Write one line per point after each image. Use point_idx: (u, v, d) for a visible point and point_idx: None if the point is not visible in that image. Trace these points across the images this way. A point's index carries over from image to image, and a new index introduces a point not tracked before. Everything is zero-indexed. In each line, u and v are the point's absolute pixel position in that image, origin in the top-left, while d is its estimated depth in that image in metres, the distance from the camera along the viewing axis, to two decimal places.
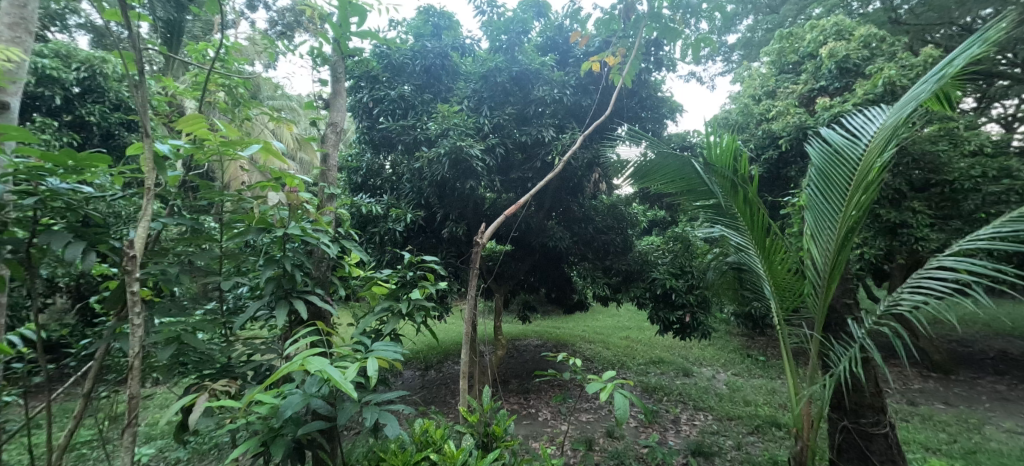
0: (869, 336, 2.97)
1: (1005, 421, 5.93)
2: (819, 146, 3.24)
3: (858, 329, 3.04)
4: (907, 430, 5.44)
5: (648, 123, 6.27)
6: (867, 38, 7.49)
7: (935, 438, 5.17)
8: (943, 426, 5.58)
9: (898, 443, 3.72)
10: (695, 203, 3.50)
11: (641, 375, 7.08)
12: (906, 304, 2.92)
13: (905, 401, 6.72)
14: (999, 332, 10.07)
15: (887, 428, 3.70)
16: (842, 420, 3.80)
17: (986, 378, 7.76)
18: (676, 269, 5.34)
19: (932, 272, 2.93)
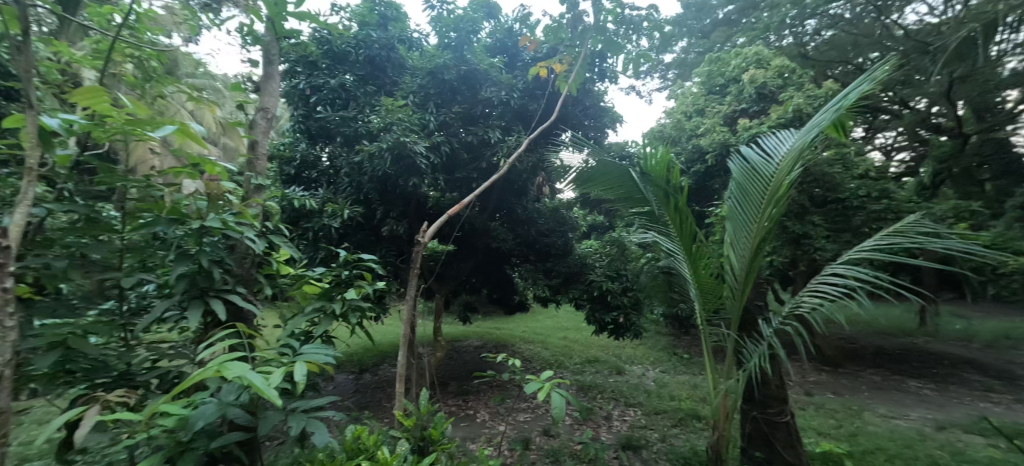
0: (776, 336, 3.23)
1: (881, 407, 6.71)
2: (739, 162, 3.48)
3: (767, 329, 3.30)
4: (805, 417, 5.98)
5: (591, 131, 6.44)
6: (781, 68, 8.36)
7: (827, 424, 5.72)
8: (833, 413, 6.21)
9: (799, 431, 4.04)
10: (632, 211, 3.59)
11: (576, 374, 7.24)
12: (807, 307, 3.22)
13: (804, 392, 7.42)
14: (878, 331, 11.36)
15: (790, 418, 4.01)
16: (752, 410, 4.11)
17: (870, 371, 8.68)
18: (612, 272, 5.54)
19: (827, 279, 3.25)
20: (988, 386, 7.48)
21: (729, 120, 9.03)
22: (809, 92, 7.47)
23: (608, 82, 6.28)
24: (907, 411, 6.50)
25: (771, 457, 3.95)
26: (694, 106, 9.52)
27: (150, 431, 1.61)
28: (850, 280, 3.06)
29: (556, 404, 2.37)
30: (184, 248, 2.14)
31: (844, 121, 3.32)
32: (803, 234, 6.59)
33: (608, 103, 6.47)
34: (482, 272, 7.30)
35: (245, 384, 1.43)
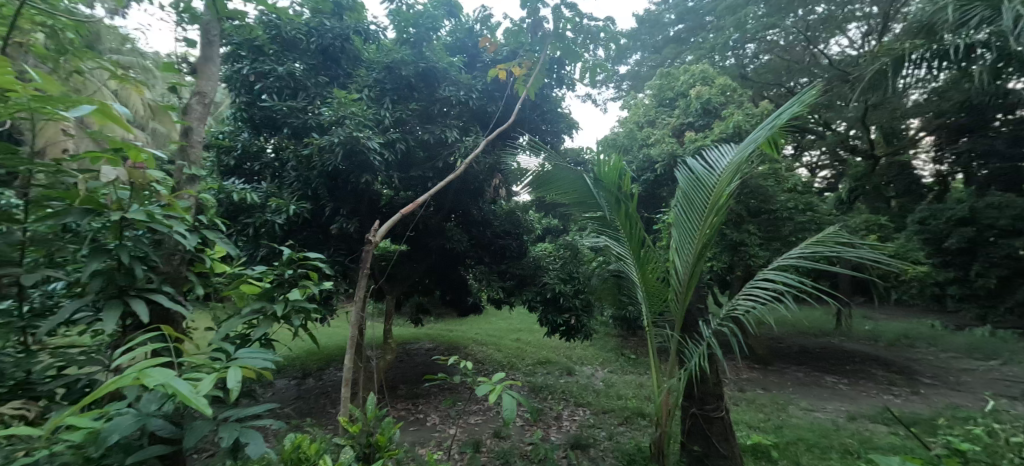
0: (714, 336, 3.39)
1: (804, 401, 7.22)
2: (684, 172, 3.63)
3: (707, 329, 3.46)
4: (737, 412, 6.32)
5: (548, 136, 6.53)
6: (724, 87, 9.04)
7: (756, 417, 6.07)
8: (760, 407, 6.62)
9: (733, 425, 4.23)
10: (585, 216, 3.63)
11: (528, 375, 7.28)
12: (742, 309, 3.40)
13: (737, 388, 7.87)
14: (800, 331, 12.22)
15: (725, 413, 4.19)
16: (691, 407, 4.27)
17: (795, 368, 9.33)
18: (565, 275, 5.58)
19: (760, 284, 3.46)
20: (892, 380, 8.26)
21: (678, 132, 9.38)
22: (748, 112, 8.26)
23: (566, 89, 6.39)
24: (825, 404, 7.05)
25: (707, 450, 4.14)
26: (646, 116, 9.83)
27: (51, 448, 1.43)
28: (780, 285, 3.27)
29: (507, 407, 2.33)
30: (101, 242, 1.94)
31: (778, 138, 3.56)
32: (739, 241, 7.36)
33: (565, 109, 6.57)
34: (436, 274, 7.16)
35: (169, 391, 1.31)
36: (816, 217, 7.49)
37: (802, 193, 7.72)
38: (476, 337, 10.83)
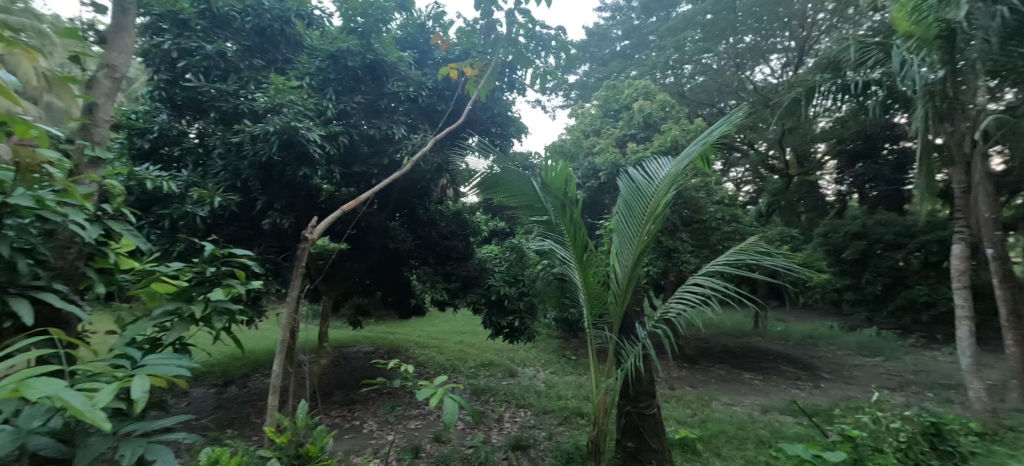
0: (649, 337, 3.52)
1: (725, 396, 7.72)
2: (625, 181, 3.75)
3: (642, 331, 3.58)
4: (667, 408, 6.62)
5: (496, 140, 6.51)
6: (664, 102, 9.57)
7: (685, 413, 6.38)
8: (687, 403, 7.00)
9: (663, 421, 4.40)
10: (531, 220, 3.62)
11: (471, 377, 7.22)
12: (674, 312, 3.56)
13: (668, 386, 8.29)
14: (724, 332, 13.02)
15: (657, 409, 4.36)
16: (626, 405, 4.39)
17: (719, 366, 9.97)
18: (510, 277, 5.50)
19: (690, 289, 3.64)
20: (799, 375, 9.06)
21: (621, 142, 9.76)
22: (684, 128, 8.90)
23: (516, 93, 6.42)
24: (743, 399, 7.59)
25: (640, 446, 4.26)
26: (592, 126, 10.11)
27: None
28: (707, 291, 3.46)
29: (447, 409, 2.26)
30: None
31: (709, 155, 3.79)
32: (672, 248, 7.87)
33: (514, 113, 6.58)
34: (377, 274, 6.93)
35: (56, 404, 1.14)
36: (739, 228, 8.12)
37: (726, 206, 8.41)
38: (418, 340, 10.61)
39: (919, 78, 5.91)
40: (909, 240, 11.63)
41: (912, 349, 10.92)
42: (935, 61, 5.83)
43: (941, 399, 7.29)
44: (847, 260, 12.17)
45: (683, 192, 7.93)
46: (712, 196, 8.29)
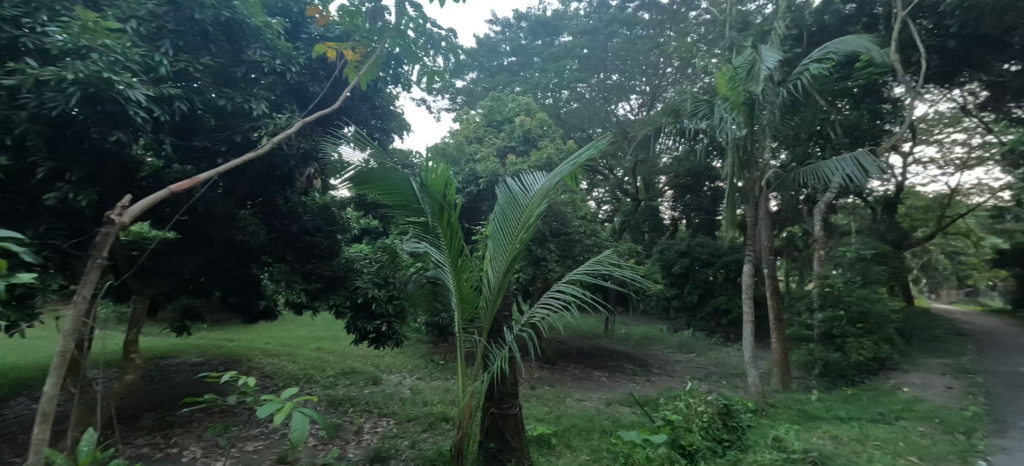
0: (516, 340, 3.57)
1: (578, 393, 8.28)
2: (502, 190, 3.78)
3: (509, 334, 3.62)
4: (527, 407, 6.83)
5: (375, 132, 6.07)
6: (543, 121, 10.10)
7: (544, 411, 6.65)
8: (546, 401, 7.31)
9: (523, 420, 4.47)
10: (406, 221, 3.39)
11: (327, 388, 6.58)
12: (539, 317, 3.66)
13: (529, 387, 8.60)
14: (581, 334, 14.02)
15: (518, 409, 4.42)
16: (491, 407, 4.36)
17: (575, 366, 10.70)
18: (379, 280, 5.06)
19: (554, 295, 3.80)
20: (635, 370, 10.31)
21: (501, 153, 10.02)
22: (558, 148, 9.54)
23: (401, 88, 6.11)
24: (591, 395, 8.29)
25: (501, 446, 4.26)
26: (475, 133, 10.15)
27: None
28: (568, 296, 3.65)
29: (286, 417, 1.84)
30: None
31: (578, 173, 4.02)
32: (540, 257, 8.29)
33: (396, 108, 6.24)
34: (216, 269, 5.97)
35: None
36: (598, 242, 8.88)
37: (588, 222, 9.11)
38: (266, 347, 9.42)
39: (730, 133, 7.21)
40: (719, 259, 14.15)
41: (717, 346, 13.12)
42: (740, 122, 7.13)
43: (734, 385, 8.88)
44: (676, 273, 14.52)
45: (552, 206, 8.46)
46: (577, 212, 8.96)
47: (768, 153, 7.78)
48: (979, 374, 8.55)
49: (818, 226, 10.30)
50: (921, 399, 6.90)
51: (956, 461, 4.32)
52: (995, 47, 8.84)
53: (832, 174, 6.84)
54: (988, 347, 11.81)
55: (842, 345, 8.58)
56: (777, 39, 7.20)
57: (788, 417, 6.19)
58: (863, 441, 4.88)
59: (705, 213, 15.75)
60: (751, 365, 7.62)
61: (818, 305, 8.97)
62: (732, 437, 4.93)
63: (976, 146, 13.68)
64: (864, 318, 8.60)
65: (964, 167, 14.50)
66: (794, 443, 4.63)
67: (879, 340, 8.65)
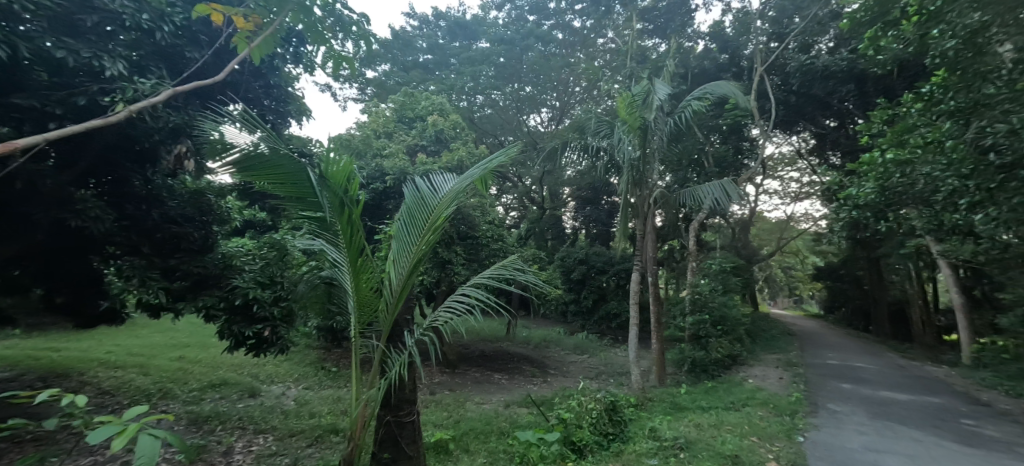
0: (416, 345, 3.36)
1: (477, 397, 8.22)
2: (410, 189, 3.56)
3: (410, 338, 3.41)
4: (426, 413, 6.58)
5: (268, 114, 5.40)
6: (457, 123, 9.98)
7: (443, 416, 6.46)
8: (445, 406, 7.12)
9: (421, 427, 4.27)
10: (301, 215, 3.01)
11: (191, 403, 5.69)
12: (442, 321, 3.50)
13: (429, 392, 8.35)
14: (483, 338, 13.98)
15: (416, 416, 4.21)
16: (386, 415, 4.07)
17: (475, 370, 10.63)
18: (264, 279, 4.60)
19: (458, 299, 3.66)
20: (533, 372, 10.54)
21: (411, 151, 9.66)
22: (470, 152, 9.48)
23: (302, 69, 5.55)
24: (491, 397, 8.27)
25: (396, 456, 4.00)
26: (385, 127, 9.67)
27: None
28: (472, 300, 3.52)
29: (130, 410, 1.25)
30: None
31: (488, 178, 3.97)
32: (446, 259, 8.14)
33: (296, 90, 5.65)
34: (40, 259, 4.87)
35: None
36: (504, 247, 8.91)
37: (495, 227, 9.11)
38: (109, 358, 7.93)
39: (626, 154, 7.78)
40: (612, 268, 15.12)
41: (606, 347, 13.98)
42: (635, 143, 7.72)
43: (620, 383, 9.48)
44: (574, 279, 15.30)
45: (461, 209, 8.35)
46: (485, 216, 8.97)
47: (657, 175, 8.52)
48: (802, 366, 10.19)
49: (691, 241, 11.47)
50: (762, 388, 7.97)
51: (785, 439, 5.07)
52: (820, 109, 11.60)
53: (705, 198, 7.66)
54: (815, 345, 14.08)
55: (706, 344, 9.67)
56: (668, 74, 7.93)
57: (663, 409, 6.74)
58: (719, 426, 5.47)
59: (602, 226, 16.71)
60: (633, 364, 8.11)
61: (689, 310, 10.00)
62: (616, 431, 5.16)
63: (804, 185, 16.24)
64: (723, 321, 9.85)
65: (796, 200, 17.23)
66: (665, 431, 5.04)
67: (732, 340, 10.02)
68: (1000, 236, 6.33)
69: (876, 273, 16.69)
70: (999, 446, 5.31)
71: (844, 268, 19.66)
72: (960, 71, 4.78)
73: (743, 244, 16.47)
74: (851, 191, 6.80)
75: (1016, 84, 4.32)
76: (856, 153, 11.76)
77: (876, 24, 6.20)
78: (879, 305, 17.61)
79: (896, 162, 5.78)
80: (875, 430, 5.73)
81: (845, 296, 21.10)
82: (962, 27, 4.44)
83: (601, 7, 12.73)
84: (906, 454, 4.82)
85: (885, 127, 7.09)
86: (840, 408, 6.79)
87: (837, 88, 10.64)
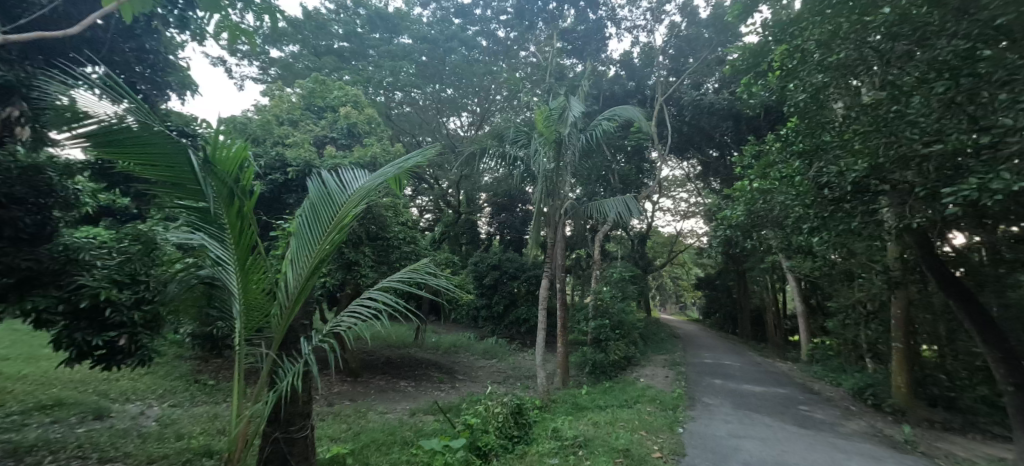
0: (314, 352, 3.01)
1: (381, 406, 7.79)
2: (315, 184, 3.18)
3: (306, 346, 3.03)
4: (321, 427, 6.04)
5: (138, 82, 4.61)
6: (372, 118, 9.48)
7: (339, 428, 5.98)
8: (344, 418, 6.59)
9: (314, 444, 3.85)
10: (179, 205, 2.44)
11: (11, 430, 4.59)
12: (344, 327, 3.17)
13: (326, 403, 7.74)
14: (388, 343, 13.32)
15: (309, 431, 3.79)
16: (274, 432, 3.60)
17: (378, 378, 10.08)
18: (125, 277, 3.55)
19: (364, 302, 3.35)
20: (441, 378, 10.25)
21: (318, 142, 8.97)
22: (385, 149, 9.05)
23: (189, 37, 4.90)
24: (395, 406, 7.86)
25: None
26: (289, 114, 8.86)
27: None
28: (380, 304, 3.24)
29: None
30: None
31: (403, 178, 3.75)
32: (353, 261, 7.66)
33: (180, 60, 4.93)
34: None
35: None
36: (416, 250, 8.59)
37: (408, 228, 8.77)
38: None
39: (541, 165, 7.95)
40: (522, 274, 15.39)
41: (514, 351, 14.10)
42: (550, 156, 8.03)
43: (526, 386, 9.58)
44: (485, 284, 15.29)
45: (372, 207, 7.85)
46: (397, 217, 8.55)
47: (569, 188, 8.80)
48: (685, 365, 11.10)
49: (596, 250, 12.01)
50: (650, 385, 8.54)
51: (668, 430, 5.49)
52: (706, 140, 12.94)
53: (609, 211, 8.03)
54: (694, 346, 15.50)
55: (606, 347, 10.15)
56: (583, 93, 8.26)
57: (565, 409, 6.90)
58: (614, 422, 5.69)
59: (514, 231, 17.26)
60: (539, 367, 8.20)
61: (593, 316, 10.48)
62: (520, 433, 5.14)
63: (692, 205, 17.89)
64: (621, 327, 10.46)
65: (685, 218, 18.96)
66: (566, 431, 5.14)
67: (627, 344, 10.67)
68: (829, 257, 7.56)
69: (743, 284, 19.12)
70: (827, 427, 6.34)
71: (720, 279, 22.13)
72: (807, 121, 5.77)
73: (642, 255, 17.70)
74: (728, 212, 7.65)
75: (846, 133, 5.11)
76: (732, 182, 13.27)
77: (750, 72, 6.98)
78: (746, 313, 20.05)
79: (759, 190, 6.66)
80: (739, 418, 6.48)
81: (720, 304, 23.65)
82: (810, 86, 5.41)
83: (526, 22, 13.34)
84: (760, 438, 5.53)
85: (754, 161, 8.07)
86: (712, 400, 7.54)
87: (719, 123, 12.08)
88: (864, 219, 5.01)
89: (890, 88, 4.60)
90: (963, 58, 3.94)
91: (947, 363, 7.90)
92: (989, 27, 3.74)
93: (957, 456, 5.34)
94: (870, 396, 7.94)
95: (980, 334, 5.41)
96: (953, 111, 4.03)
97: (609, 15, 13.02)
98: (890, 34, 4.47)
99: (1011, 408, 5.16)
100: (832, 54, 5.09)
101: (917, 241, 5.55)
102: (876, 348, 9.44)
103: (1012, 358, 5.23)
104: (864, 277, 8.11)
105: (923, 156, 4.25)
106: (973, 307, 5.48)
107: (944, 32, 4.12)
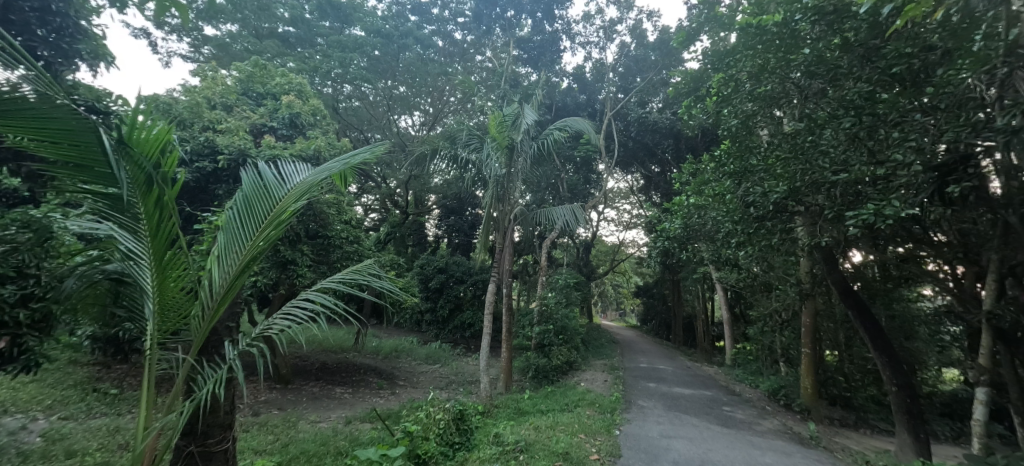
0: (239, 357, 2.70)
1: (312, 414, 7.32)
2: (252, 176, 2.88)
3: (230, 350, 2.72)
4: (243, 438, 5.56)
5: (39, 47, 4.05)
6: (315, 110, 9.05)
7: (263, 440, 5.51)
8: (270, 428, 6.12)
9: (234, 455, 3.48)
10: (83, 191, 2.08)
11: None
12: (275, 329, 2.87)
13: (250, 412, 7.19)
14: (325, 348, 12.62)
15: (229, 443, 3.42)
16: (188, 446, 3.22)
17: (310, 384, 9.51)
18: (13, 269, 2.85)
19: (299, 304, 3.07)
20: (381, 384, 9.84)
21: (255, 131, 8.34)
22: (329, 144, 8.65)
23: (106, 2, 4.40)
24: (329, 414, 7.43)
25: None
26: (224, 99, 8.22)
27: None
28: (317, 306, 2.96)
29: None
30: None
31: (347, 175, 3.53)
32: (290, 259, 7.23)
33: (94, 28, 4.44)
34: None
35: None
36: (359, 250, 8.26)
37: (351, 227, 8.37)
38: None
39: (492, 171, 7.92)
40: (469, 278, 15.18)
41: (458, 356, 13.87)
42: (501, 161, 8.00)
43: (469, 391, 9.41)
44: (431, 287, 14.99)
45: (312, 204, 7.41)
46: (340, 215, 8.11)
47: (519, 194, 8.73)
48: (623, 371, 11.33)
49: (542, 256, 12.04)
50: (590, 390, 8.63)
51: (605, 433, 5.54)
52: (648, 156, 13.51)
53: (558, 218, 8.00)
54: (630, 352, 15.92)
55: (549, 352, 10.18)
56: (536, 101, 8.29)
57: (506, 415, 6.81)
58: (554, 426, 5.68)
59: (462, 235, 17.06)
60: (483, 372, 7.94)
61: (535, 320, 10.55)
62: (461, 440, 4.99)
63: (632, 216, 18.54)
64: (563, 331, 10.60)
65: (626, 228, 19.60)
66: (507, 436, 5.04)
67: (570, 348, 10.80)
68: (754, 270, 8.02)
69: (677, 294, 19.98)
70: (745, 425, 6.68)
71: (657, 287, 23.02)
72: (737, 144, 6.10)
73: (585, 263, 18.04)
74: (666, 224, 7.94)
75: (769, 158, 5.29)
76: (671, 196, 13.92)
77: (690, 96, 7.33)
78: (677, 320, 20.94)
79: (695, 205, 6.94)
80: (669, 420, 6.67)
81: (656, 311, 24.64)
82: (742, 112, 5.75)
83: (484, 26, 13.51)
84: (687, 438, 5.72)
85: (691, 177, 8.41)
86: (646, 403, 7.74)
87: (661, 140, 12.69)
88: (782, 236, 5.25)
89: (806, 120, 4.92)
90: (865, 99, 4.38)
91: (845, 366, 8.73)
92: (886, 74, 4.25)
93: (852, 449, 5.84)
94: (782, 397, 8.47)
95: (873, 341, 5.83)
96: (857, 145, 4.37)
97: (564, 29, 13.31)
98: (809, 71, 4.85)
99: (895, 406, 5.63)
100: (761, 85, 5.45)
101: (824, 256, 5.93)
102: (789, 352, 10.17)
103: (897, 362, 5.69)
104: (780, 287, 8.68)
105: (831, 182, 4.52)
106: (868, 316, 5.91)
107: (851, 74, 4.53)
